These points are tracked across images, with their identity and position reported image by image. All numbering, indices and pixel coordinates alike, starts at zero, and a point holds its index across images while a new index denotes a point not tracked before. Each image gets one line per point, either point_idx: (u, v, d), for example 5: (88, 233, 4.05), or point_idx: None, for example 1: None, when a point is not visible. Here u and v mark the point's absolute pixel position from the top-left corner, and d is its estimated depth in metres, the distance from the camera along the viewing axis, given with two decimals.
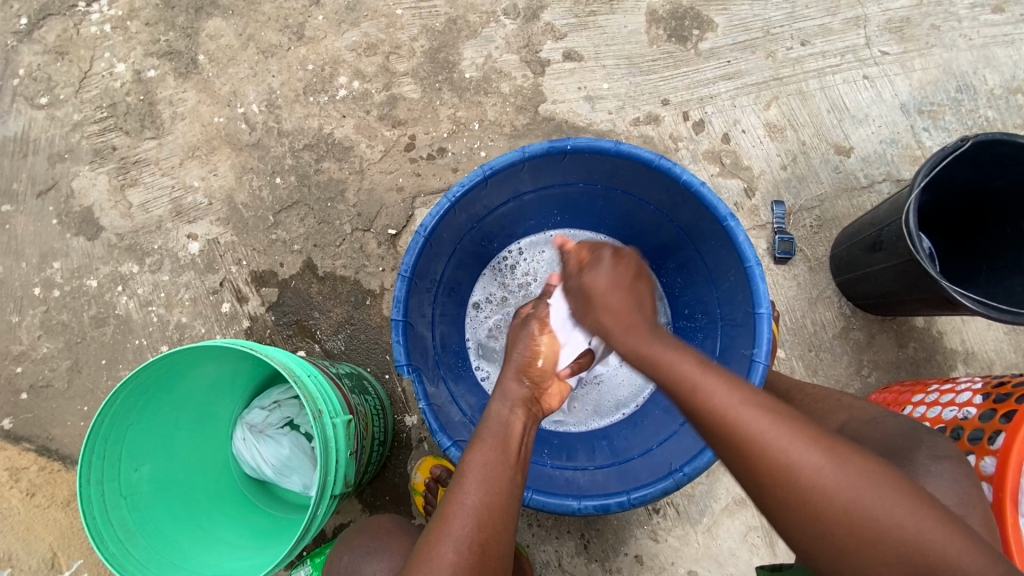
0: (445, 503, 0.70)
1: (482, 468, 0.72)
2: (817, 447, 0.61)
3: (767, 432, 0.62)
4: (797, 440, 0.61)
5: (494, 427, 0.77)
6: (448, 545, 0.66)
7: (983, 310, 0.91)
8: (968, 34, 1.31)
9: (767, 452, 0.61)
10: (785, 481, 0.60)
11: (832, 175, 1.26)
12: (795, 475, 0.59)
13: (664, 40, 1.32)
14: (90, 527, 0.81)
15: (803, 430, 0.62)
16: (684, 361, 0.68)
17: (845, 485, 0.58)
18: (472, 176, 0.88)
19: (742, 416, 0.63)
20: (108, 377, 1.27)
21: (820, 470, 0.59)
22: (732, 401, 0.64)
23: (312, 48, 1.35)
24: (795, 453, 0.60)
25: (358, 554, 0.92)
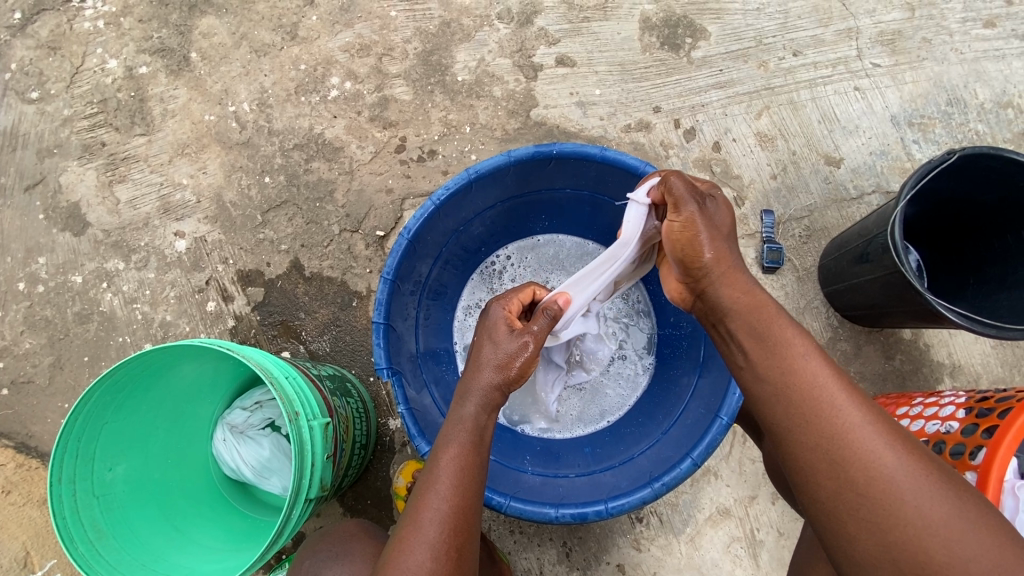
0: (417, 508, 0.68)
1: (456, 474, 0.70)
2: (910, 456, 0.59)
3: (857, 423, 0.61)
4: (889, 439, 0.60)
5: (466, 427, 0.74)
6: (422, 553, 0.65)
7: (966, 323, 0.91)
8: (959, 48, 1.32)
9: (849, 442, 0.60)
10: (864, 474, 0.59)
11: (822, 186, 1.26)
12: (872, 465, 0.58)
13: (657, 48, 1.32)
14: (59, 528, 0.79)
15: (895, 433, 0.61)
16: (793, 337, 0.67)
17: (922, 494, 0.56)
18: (457, 180, 0.88)
19: (836, 404, 0.62)
20: (90, 375, 1.26)
21: (907, 472, 0.58)
22: (830, 380, 0.63)
23: (305, 48, 1.35)
24: (882, 452, 0.59)
25: (321, 558, 0.90)
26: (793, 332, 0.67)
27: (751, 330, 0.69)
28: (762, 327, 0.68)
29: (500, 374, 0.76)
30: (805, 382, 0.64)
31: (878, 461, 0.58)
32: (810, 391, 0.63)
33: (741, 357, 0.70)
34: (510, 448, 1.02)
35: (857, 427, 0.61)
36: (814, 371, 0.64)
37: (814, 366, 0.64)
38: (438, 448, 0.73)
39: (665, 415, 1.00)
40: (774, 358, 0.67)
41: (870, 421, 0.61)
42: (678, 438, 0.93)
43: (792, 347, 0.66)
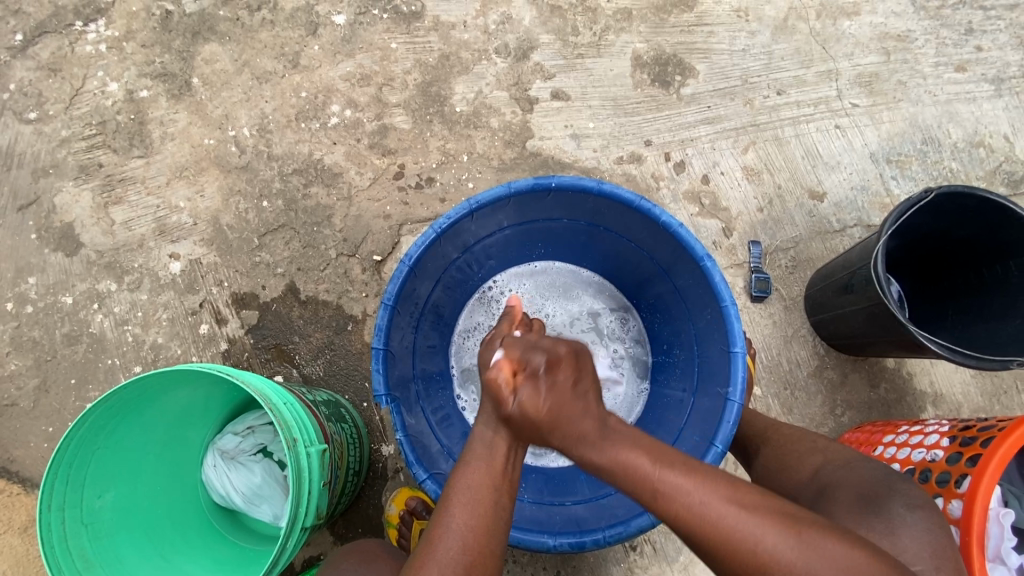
0: (433, 525, 0.70)
1: (468, 492, 0.71)
2: (730, 506, 0.62)
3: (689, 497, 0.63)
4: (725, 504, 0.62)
5: (483, 446, 0.75)
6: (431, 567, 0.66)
7: (948, 354, 0.94)
8: (933, 90, 1.39)
9: (685, 510, 0.63)
10: (715, 541, 0.61)
11: (807, 219, 1.31)
12: (718, 531, 0.61)
13: (648, 84, 1.38)
14: (47, 557, 0.77)
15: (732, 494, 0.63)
16: (602, 436, 0.68)
17: (773, 543, 0.60)
18: (459, 209, 0.90)
19: (659, 481, 0.64)
20: (77, 398, 1.24)
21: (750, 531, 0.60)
22: (644, 463, 0.66)
23: (306, 76, 1.38)
24: (729, 518, 0.61)
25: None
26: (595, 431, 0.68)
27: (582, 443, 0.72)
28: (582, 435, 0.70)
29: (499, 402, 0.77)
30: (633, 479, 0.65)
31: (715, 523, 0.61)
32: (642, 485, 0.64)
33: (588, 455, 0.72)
34: None
35: (691, 495, 0.63)
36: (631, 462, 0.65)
37: (627, 458, 0.66)
38: (457, 469, 0.74)
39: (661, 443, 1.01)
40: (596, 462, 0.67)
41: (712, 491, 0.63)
42: None
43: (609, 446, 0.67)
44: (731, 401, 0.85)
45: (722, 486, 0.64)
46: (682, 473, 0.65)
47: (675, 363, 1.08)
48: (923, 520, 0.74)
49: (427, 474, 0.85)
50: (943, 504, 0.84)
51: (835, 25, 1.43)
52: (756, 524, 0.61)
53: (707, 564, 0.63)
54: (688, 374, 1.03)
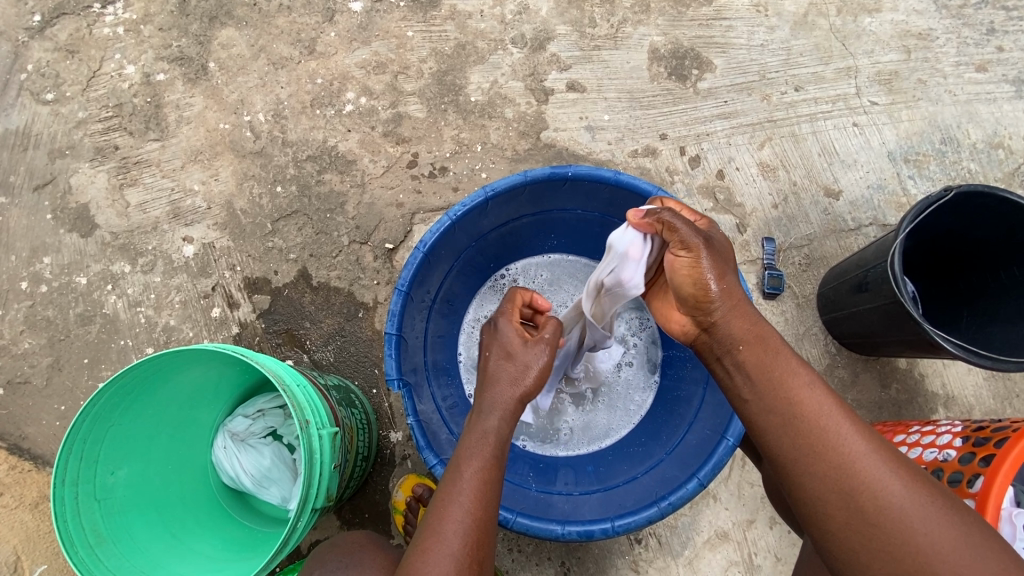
0: (439, 519, 0.68)
1: (479, 487, 0.71)
2: (909, 480, 0.61)
3: (858, 450, 0.63)
4: (888, 467, 0.62)
5: (491, 441, 0.75)
6: (446, 563, 0.66)
7: (964, 354, 0.93)
8: (953, 90, 1.38)
9: (862, 470, 0.62)
10: (877, 502, 0.60)
11: (822, 217, 1.30)
12: (883, 496, 0.60)
13: (665, 77, 1.37)
14: (60, 531, 0.78)
15: (903, 465, 0.63)
16: (791, 364, 0.70)
17: (932, 522, 0.58)
18: (475, 197, 0.90)
19: (842, 432, 0.64)
20: (89, 377, 1.25)
21: (913, 501, 0.60)
22: (838, 411, 0.66)
23: (322, 62, 1.38)
24: (889, 479, 0.61)
25: (332, 568, 0.89)
26: (795, 363, 0.70)
27: (757, 365, 0.70)
28: (768, 366, 0.70)
29: (516, 387, 0.79)
30: (815, 415, 0.65)
31: (879, 485, 0.61)
32: (817, 421, 0.65)
33: (744, 391, 0.71)
34: (514, 464, 1.02)
35: (868, 458, 0.63)
36: (809, 401, 0.66)
37: (818, 397, 0.67)
38: (459, 462, 0.73)
39: (669, 436, 1.01)
40: (780, 396, 0.68)
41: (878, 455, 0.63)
42: (683, 459, 0.93)
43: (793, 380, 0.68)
44: None
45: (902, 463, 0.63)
46: (874, 441, 0.64)
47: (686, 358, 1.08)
48: None
49: (436, 459, 0.85)
50: None
51: (855, 22, 1.41)
52: (914, 491, 0.60)
53: (855, 530, 0.60)
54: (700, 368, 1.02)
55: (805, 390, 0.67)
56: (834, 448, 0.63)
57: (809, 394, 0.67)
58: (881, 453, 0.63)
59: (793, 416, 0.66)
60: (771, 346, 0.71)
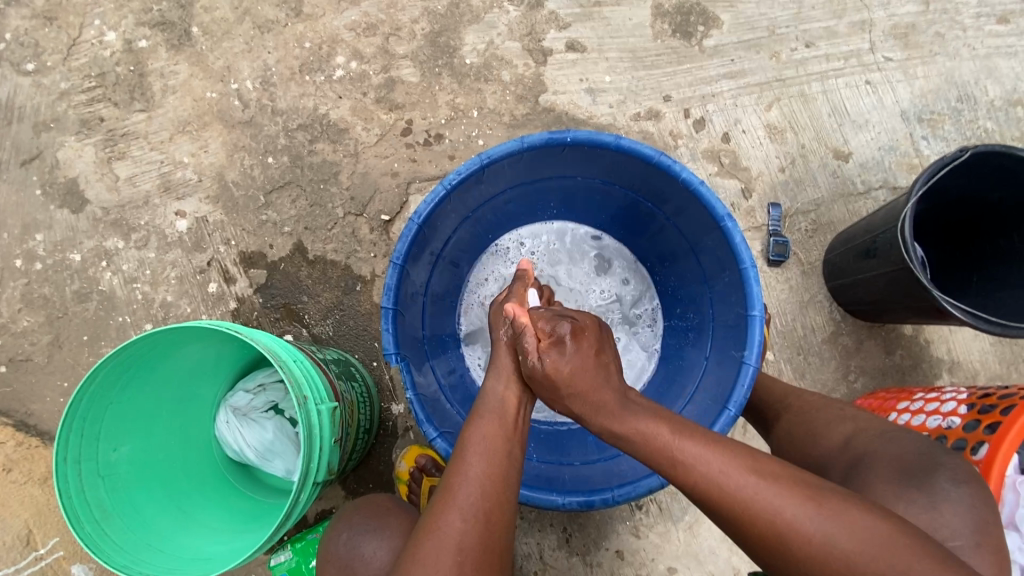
0: (449, 475, 0.70)
1: (483, 441, 0.73)
2: (797, 499, 0.62)
3: (752, 492, 0.63)
4: (786, 498, 0.62)
5: (499, 402, 0.79)
6: (454, 514, 0.67)
7: (972, 321, 0.91)
8: (972, 44, 1.31)
9: (751, 513, 0.62)
10: (770, 538, 0.61)
11: (830, 180, 1.26)
12: (777, 525, 0.61)
13: (669, 35, 1.30)
14: (66, 506, 0.80)
15: (791, 483, 0.63)
16: (653, 425, 0.70)
17: (832, 532, 0.59)
18: (469, 165, 0.87)
19: (721, 480, 0.64)
20: (90, 354, 1.25)
21: (810, 525, 0.60)
22: (706, 453, 0.66)
23: (310, 25, 1.32)
24: (779, 510, 0.61)
25: (357, 532, 0.91)
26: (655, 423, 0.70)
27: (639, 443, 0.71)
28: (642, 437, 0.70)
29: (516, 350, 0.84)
30: (689, 465, 0.66)
31: (784, 518, 0.61)
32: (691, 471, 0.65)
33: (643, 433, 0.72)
34: None
35: (750, 494, 0.62)
36: (681, 450, 0.67)
37: (685, 445, 0.67)
38: (472, 420, 0.77)
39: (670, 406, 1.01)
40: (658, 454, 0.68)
41: (767, 483, 0.63)
42: None
43: (660, 434, 0.69)
44: (746, 365, 0.84)
45: (794, 485, 0.63)
46: (757, 472, 0.64)
47: (688, 328, 1.06)
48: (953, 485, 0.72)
49: (436, 433, 0.85)
50: None
51: None
52: (811, 511, 0.61)
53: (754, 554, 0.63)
54: (701, 338, 1.02)
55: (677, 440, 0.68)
56: (725, 497, 0.63)
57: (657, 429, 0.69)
58: (774, 485, 0.63)
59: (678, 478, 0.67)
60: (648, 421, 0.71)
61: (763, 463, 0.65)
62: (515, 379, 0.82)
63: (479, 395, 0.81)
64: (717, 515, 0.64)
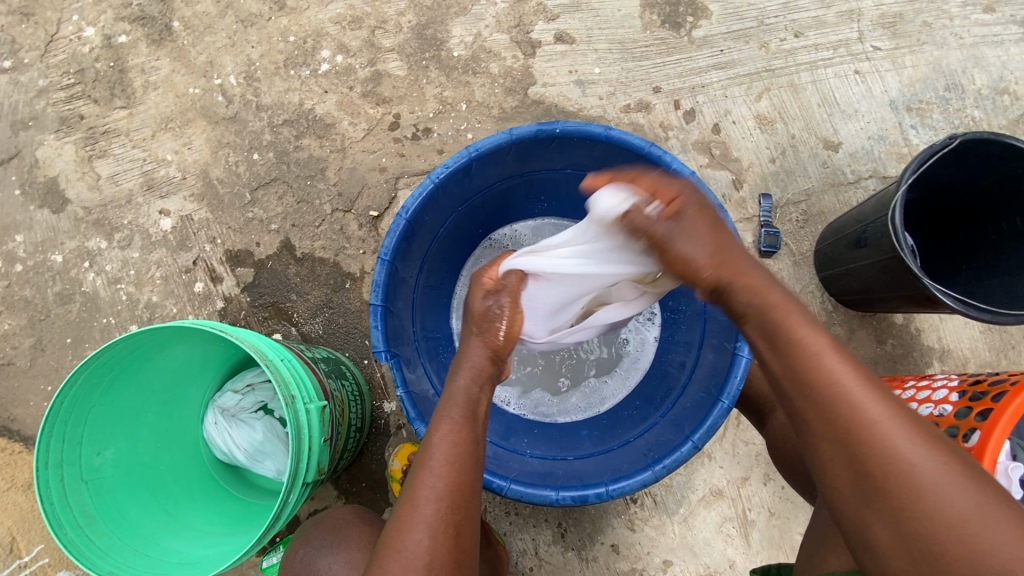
0: (413, 489, 0.67)
1: (446, 452, 0.69)
2: (939, 453, 0.56)
3: (883, 415, 0.58)
4: (914, 437, 0.57)
5: (460, 403, 0.74)
6: (423, 532, 0.64)
7: (962, 309, 0.91)
8: (959, 32, 1.31)
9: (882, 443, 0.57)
10: (890, 472, 0.56)
11: (820, 170, 1.26)
12: (901, 464, 0.56)
13: (658, 26, 1.29)
14: (47, 513, 0.78)
15: (931, 437, 0.57)
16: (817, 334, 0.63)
17: (959, 495, 0.54)
18: (457, 158, 0.85)
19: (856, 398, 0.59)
20: (74, 357, 1.22)
21: (936, 472, 0.55)
22: (855, 376, 0.60)
23: (294, 19, 1.30)
24: (912, 452, 0.56)
25: (316, 547, 0.91)
26: (809, 328, 0.64)
27: (767, 329, 0.66)
28: (775, 327, 0.65)
29: (489, 349, 0.80)
30: (827, 380, 0.61)
31: (906, 450, 0.56)
32: (831, 382, 0.60)
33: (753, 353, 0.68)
34: (508, 431, 1.02)
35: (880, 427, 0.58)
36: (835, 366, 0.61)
37: (833, 363, 0.61)
38: (434, 425, 0.72)
39: (664, 400, 1.00)
40: (791, 359, 0.63)
41: (899, 418, 0.58)
42: (676, 421, 0.93)
43: (806, 340, 0.63)
44: (739, 356, 0.83)
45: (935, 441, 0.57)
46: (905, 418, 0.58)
47: (681, 319, 1.06)
48: None
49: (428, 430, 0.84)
50: None
51: None
52: (943, 465, 0.55)
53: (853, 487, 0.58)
54: (693, 330, 1.01)
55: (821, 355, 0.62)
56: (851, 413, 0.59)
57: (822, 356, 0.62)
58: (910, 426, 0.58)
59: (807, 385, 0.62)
60: (780, 314, 0.66)
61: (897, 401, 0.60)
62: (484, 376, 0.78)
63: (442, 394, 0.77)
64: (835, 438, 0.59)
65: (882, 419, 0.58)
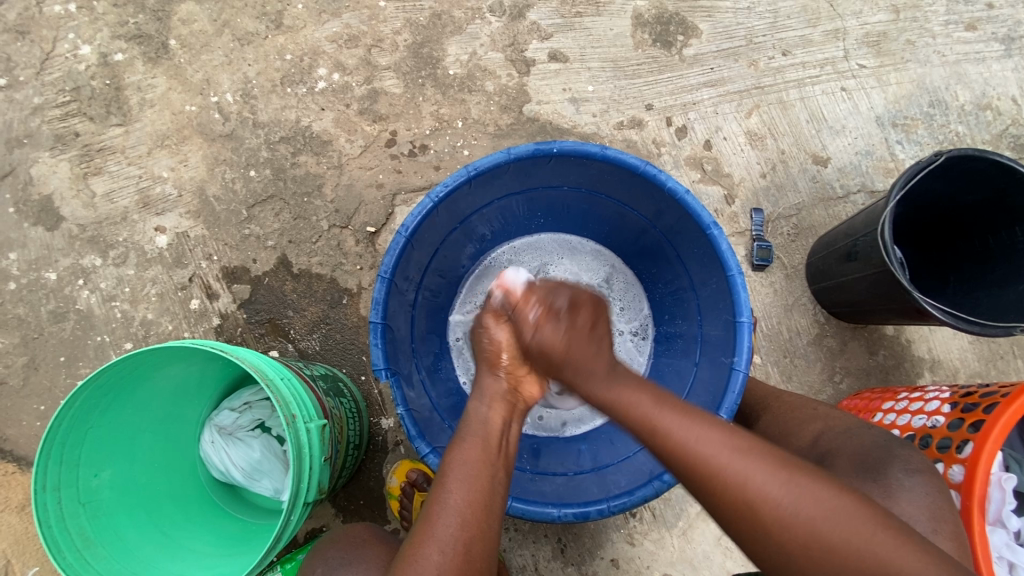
0: (430, 504, 0.70)
1: (465, 467, 0.72)
2: (778, 474, 0.63)
3: (717, 456, 0.64)
4: (753, 463, 0.64)
5: (482, 426, 0.77)
6: (432, 547, 0.66)
7: (951, 321, 0.93)
8: (942, 50, 1.35)
9: (726, 482, 0.63)
10: (746, 507, 0.62)
11: (810, 185, 1.28)
12: (751, 495, 0.62)
13: (649, 44, 1.32)
14: (45, 537, 0.77)
15: (767, 456, 0.64)
16: (640, 395, 0.72)
17: (810, 509, 0.60)
18: (456, 177, 0.86)
19: (696, 447, 0.65)
20: (67, 376, 1.21)
21: (787, 496, 0.61)
22: (689, 426, 0.68)
23: (291, 37, 1.31)
24: (757, 483, 0.62)
25: (334, 566, 0.89)
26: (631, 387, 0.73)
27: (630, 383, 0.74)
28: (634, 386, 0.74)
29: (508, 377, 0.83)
30: (668, 434, 0.67)
31: (756, 486, 0.62)
32: (671, 437, 0.67)
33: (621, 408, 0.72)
34: None
35: (722, 464, 0.64)
36: (663, 422, 0.68)
37: (669, 420, 0.69)
38: (453, 445, 0.76)
39: None
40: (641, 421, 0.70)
41: (744, 461, 0.64)
42: None
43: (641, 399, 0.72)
44: (736, 370, 0.84)
45: (773, 459, 0.64)
46: (742, 451, 0.65)
47: (677, 334, 1.07)
48: (927, 485, 0.76)
49: (429, 448, 0.84)
50: (944, 468, 0.85)
51: None
52: (790, 488, 0.62)
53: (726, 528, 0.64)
54: (690, 345, 1.02)
55: (662, 416, 0.69)
56: (700, 470, 0.64)
57: (660, 415, 0.69)
58: (747, 453, 0.64)
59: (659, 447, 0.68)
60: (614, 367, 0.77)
61: (741, 438, 0.66)
62: (499, 398, 0.81)
63: (463, 419, 0.80)
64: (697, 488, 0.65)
65: (732, 463, 0.64)
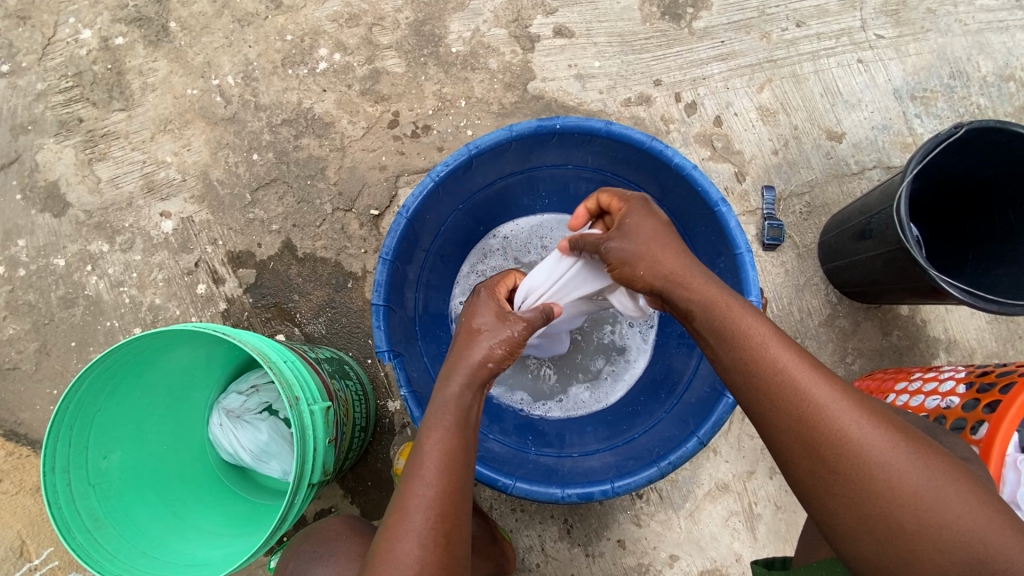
0: (403, 495, 0.65)
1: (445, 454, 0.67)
2: (882, 427, 0.58)
3: (827, 399, 0.59)
4: (857, 413, 0.59)
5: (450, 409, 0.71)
6: (410, 540, 0.62)
7: (971, 300, 0.90)
8: (963, 19, 1.29)
9: (832, 429, 0.58)
10: (844, 452, 0.57)
11: (824, 161, 1.25)
12: (852, 443, 0.57)
13: (657, 18, 1.28)
14: (55, 518, 0.79)
15: (868, 410, 0.60)
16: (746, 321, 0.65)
17: (907, 469, 0.56)
18: (458, 155, 0.85)
19: (802, 382, 0.60)
20: (79, 360, 1.23)
21: (888, 451, 0.57)
22: (797, 362, 0.62)
23: (291, 17, 1.29)
24: (857, 428, 0.58)
25: (304, 560, 0.90)
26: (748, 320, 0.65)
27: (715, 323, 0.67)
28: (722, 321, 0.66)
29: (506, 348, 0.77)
30: (771, 361, 0.62)
31: (856, 437, 0.57)
32: (772, 367, 0.61)
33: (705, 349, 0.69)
34: (513, 429, 1.03)
35: (828, 407, 0.59)
36: (769, 351, 0.62)
37: (774, 351, 0.62)
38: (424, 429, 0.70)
39: (669, 394, 1.01)
40: (738, 351, 0.64)
41: (851, 404, 0.59)
42: (681, 416, 0.93)
43: (750, 330, 0.64)
44: None
45: (878, 415, 0.60)
46: (848, 395, 0.60)
47: None
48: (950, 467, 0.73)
49: None
50: None
51: None
52: (896, 445, 0.57)
53: (812, 476, 0.59)
54: None
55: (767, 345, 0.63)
56: (808, 406, 0.59)
57: (767, 348, 0.63)
58: (851, 400, 0.60)
59: (757, 382, 0.62)
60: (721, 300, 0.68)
61: (844, 389, 0.61)
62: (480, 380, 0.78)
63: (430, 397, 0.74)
64: (790, 429, 0.60)
65: (835, 410, 0.59)
